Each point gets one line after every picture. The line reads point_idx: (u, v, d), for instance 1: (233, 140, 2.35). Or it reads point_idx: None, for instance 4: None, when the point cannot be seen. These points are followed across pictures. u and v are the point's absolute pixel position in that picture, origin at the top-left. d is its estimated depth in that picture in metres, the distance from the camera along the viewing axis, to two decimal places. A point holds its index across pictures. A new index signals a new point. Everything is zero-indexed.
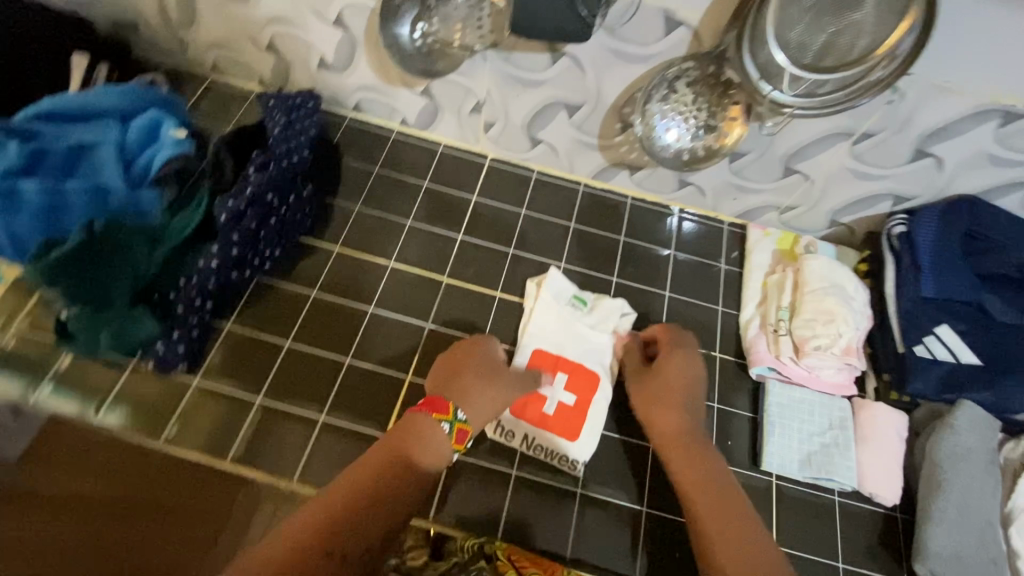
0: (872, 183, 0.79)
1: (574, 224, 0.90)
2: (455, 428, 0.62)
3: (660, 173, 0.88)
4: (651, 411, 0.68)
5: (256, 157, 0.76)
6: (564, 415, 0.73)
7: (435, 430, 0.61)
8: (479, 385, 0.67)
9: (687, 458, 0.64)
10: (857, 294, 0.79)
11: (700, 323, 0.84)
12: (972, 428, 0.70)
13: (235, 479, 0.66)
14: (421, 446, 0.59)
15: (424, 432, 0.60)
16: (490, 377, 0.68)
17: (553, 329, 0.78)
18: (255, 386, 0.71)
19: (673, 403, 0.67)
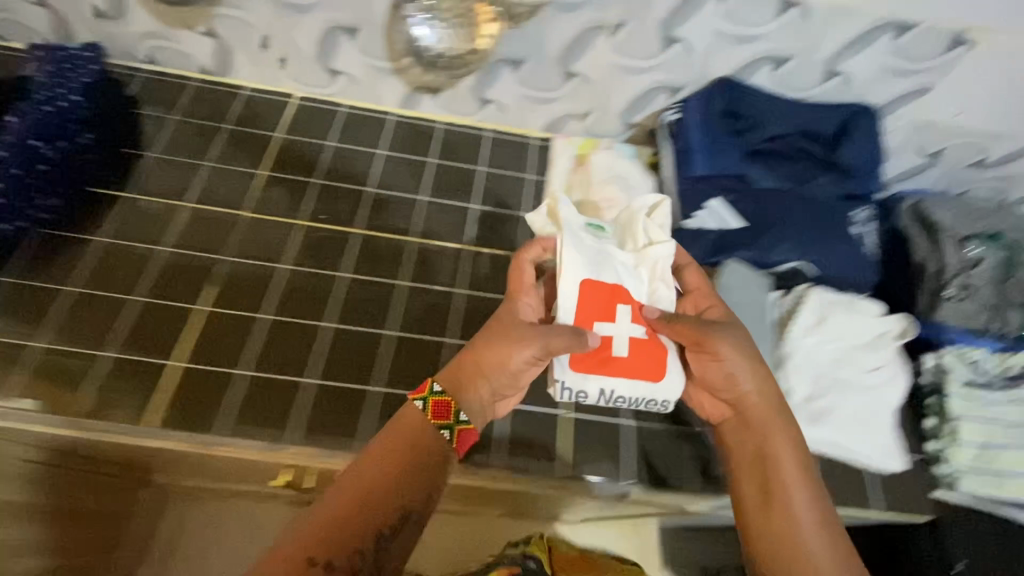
0: (642, 76, 0.84)
1: (383, 151, 0.92)
2: (429, 401, 0.59)
3: (460, 93, 0.91)
4: (717, 377, 0.65)
5: (22, 112, 0.76)
6: (640, 353, 0.64)
7: (410, 407, 0.59)
8: (500, 346, 0.61)
9: (772, 428, 0.63)
10: (641, 183, 0.86)
11: (506, 229, 0.88)
12: (738, 283, 0.77)
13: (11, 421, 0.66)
14: (423, 450, 0.57)
15: (415, 428, 0.58)
16: (504, 329, 0.62)
17: (596, 259, 0.66)
18: (143, 348, 0.71)
19: (765, 383, 0.65)
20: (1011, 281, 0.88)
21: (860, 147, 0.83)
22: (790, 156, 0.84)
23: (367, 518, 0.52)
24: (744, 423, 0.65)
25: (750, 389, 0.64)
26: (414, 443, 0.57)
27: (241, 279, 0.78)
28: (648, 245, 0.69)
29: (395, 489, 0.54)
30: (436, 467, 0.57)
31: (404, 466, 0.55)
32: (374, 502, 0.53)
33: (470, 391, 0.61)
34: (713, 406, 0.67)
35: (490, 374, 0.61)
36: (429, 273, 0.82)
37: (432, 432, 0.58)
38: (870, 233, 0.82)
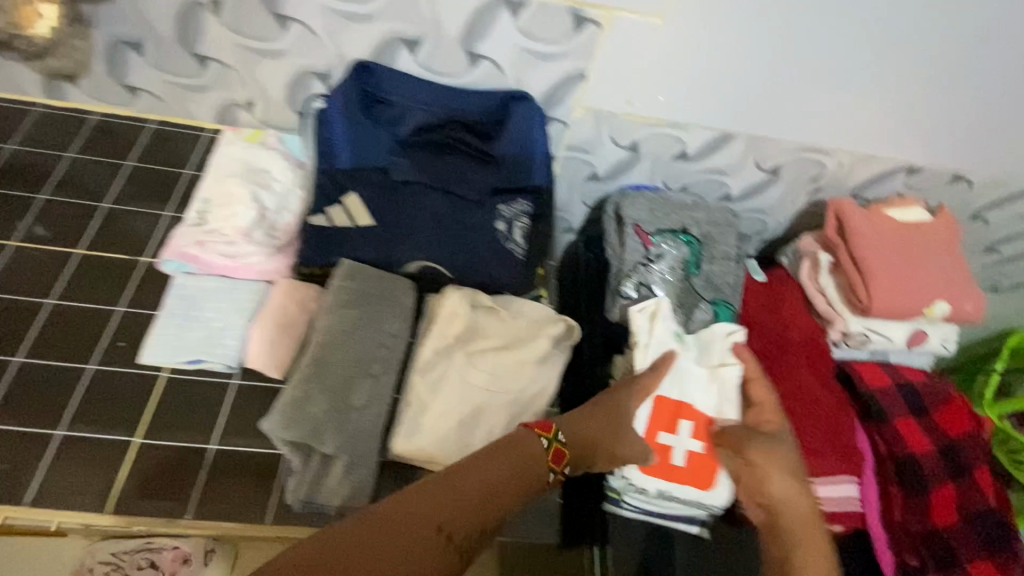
0: (277, 61, 0.77)
1: (10, 145, 0.83)
2: (553, 447, 0.59)
3: (100, 80, 0.82)
4: (760, 476, 0.69)
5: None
6: (695, 464, 0.72)
7: (535, 441, 0.59)
8: (596, 425, 0.64)
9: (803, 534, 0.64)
10: (282, 175, 0.79)
11: (137, 230, 0.79)
12: (354, 282, 0.70)
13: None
14: (530, 464, 0.57)
15: (524, 441, 0.58)
16: (609, 411, 0.66)
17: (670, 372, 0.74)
18: None
19: (789, 472, 0.69)
20: (692, 279, 0.83)
21: (514, 137, 0.77)
22: (443, 147, 0.78)
23: (479, 502, 0.52)
24: (783, 524, 0.66)
25: (787, 489, 0.67)
26: (512, 447, 0.57)
27: None
28: (721, 365, 0.76)
29: (475, 503, 0.52)
30: (534, 478, 0.57)
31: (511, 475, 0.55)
32: (474, 509, 0.52)
33: (577, 440, 0.63)
34: (782, 487, 0.68)
35: (577, 429, 0.63)
36: (21, 278, 0.73)
37: (538, 458, 0.58)
38: (517, 230, 0.77)
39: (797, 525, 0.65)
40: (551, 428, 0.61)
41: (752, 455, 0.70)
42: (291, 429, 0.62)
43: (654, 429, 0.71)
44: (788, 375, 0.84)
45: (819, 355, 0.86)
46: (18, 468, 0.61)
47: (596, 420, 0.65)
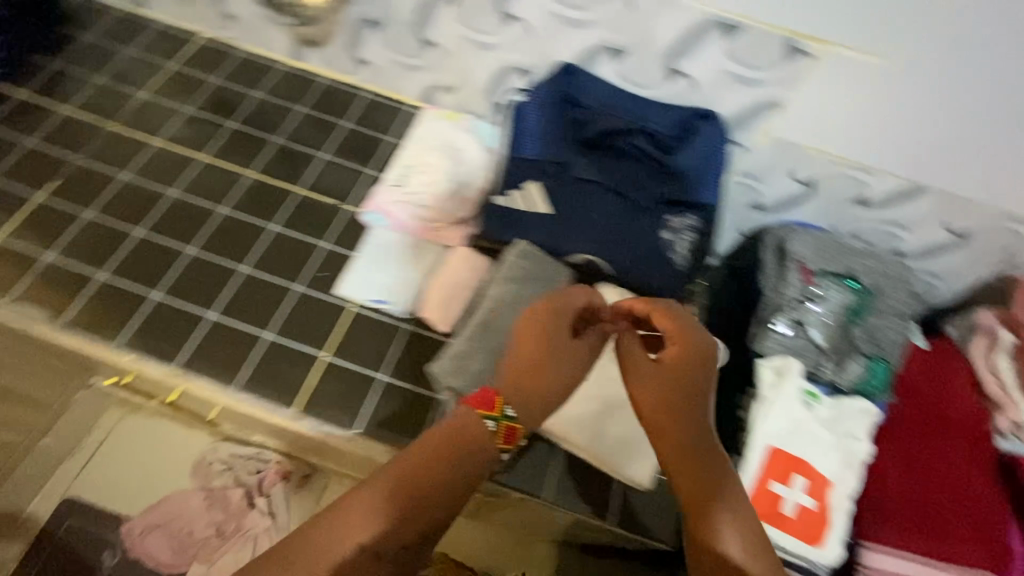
0: (489, 54, 0.86)
1: (256, 92, 0.98)
2: (502, 427, 0.61)
3: (336, 51, 0.96)
4: (660, 427, 0.63)
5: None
6: (806, 518, 0.72)
7: (480, 427, 0.60)
8: (575, 371, 0.65)
9: (704, 499, 0.60)
10: (474, 155, 0.88)
11: (344, 181, 0.91)
12: (525, 261, 0.75)
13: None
14: (473, 454, 0.59)
15: (465, 422, 0.60)
16: (556, 355, 0.64)
17: (791, 427, 0.75)
18: (22, 237, 0.80)
19: (684, 434, 0.62)
20: (853, 327, 0.80)
21: (695, 153, 0.80)
22: (624, 150, 0.81)
23: (427, 491, 0.57)
24: (699, 499, 0.60)
25: (687, 441, 0.62)
26: (453, 436, 0.59)
27: (77, 177, 0.85)
28: (849, 436, 0.76)
29: (431, 502, 0.57)
30: (485, 460, 0.60)
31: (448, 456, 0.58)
32: (415, 501, 0.57)
33: (540, 404, 0.63)
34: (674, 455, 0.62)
35: (549, 391, 0.64)
36: (251, 204, 0.86)
37: (481, 424, 0.61)
38: (682, 243, 0.78)
39: (713, 495, 0.60)
40: (499, 407, 0.62)
41: (645, 389, 0.64)
42: (456, 379, 0.69)
43: (766, 477, 0.73)
44: (939, 449, 0.78)
45: (983, 437, 0.79)
46: (237, 357, 0.74)
47: (529, 362, 0.63)
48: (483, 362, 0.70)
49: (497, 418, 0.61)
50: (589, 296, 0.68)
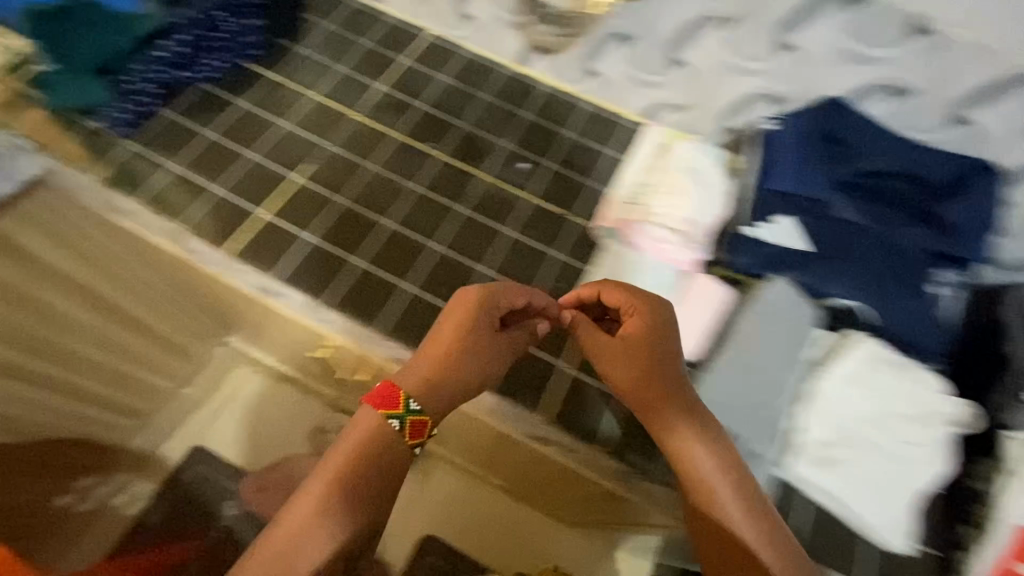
0: (744, 79, 0.86)
1: (483, 94, 0.99)
2: (409, 422, 0.61)
3: (569, 59, 0.97)
4: (620, 376, 0.66)
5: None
6: None
7: (387, 426, 0.60)
8: (456, 368, 0.63)
9: (673, 419, 0.64)
10: (714, 182, 0.85)
11: (572, 192, 0.91)
12: (779, 301, 0.74)
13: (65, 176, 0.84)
14: (386, 446, 0.60)
15: (371, 425, 0.60)
16: (488, 351, 0.65)
17: None
18: (294, 220, 0.87)
19: (632, 356, 0.66)
20: None
21: (971, 206, 0.77)
22: (883, 193, 0.79)
23: (360, 494, 0.59)
24: (644, 406, 0.66)
25: (657, 392, 0.65)
26: (369, 433, 0.60)
27: (328, 164, 0.91)
28: None
29: (351, 482, 0.59)
30: (395, 454, 0.61)
31: (365, 455, 0.59)
32: (351, 489, 0.59)
33: (449, 398, 0.62)
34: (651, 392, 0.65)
35: (450, 386, 0.62)
36: (490, 208, 0.90)
37: (384, 423, 0.60)
38: (951, 298, 0.78)
39: (672, 423, 0.64)
40: (401, 402, 0.61)
41: (622, 369, 0.66)
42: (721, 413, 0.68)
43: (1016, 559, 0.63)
44: None
45: None
46: None
47: (426, 350, 0.63)
48: (742, 399, 0.70)
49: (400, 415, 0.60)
50: (528, 293, 0.68)
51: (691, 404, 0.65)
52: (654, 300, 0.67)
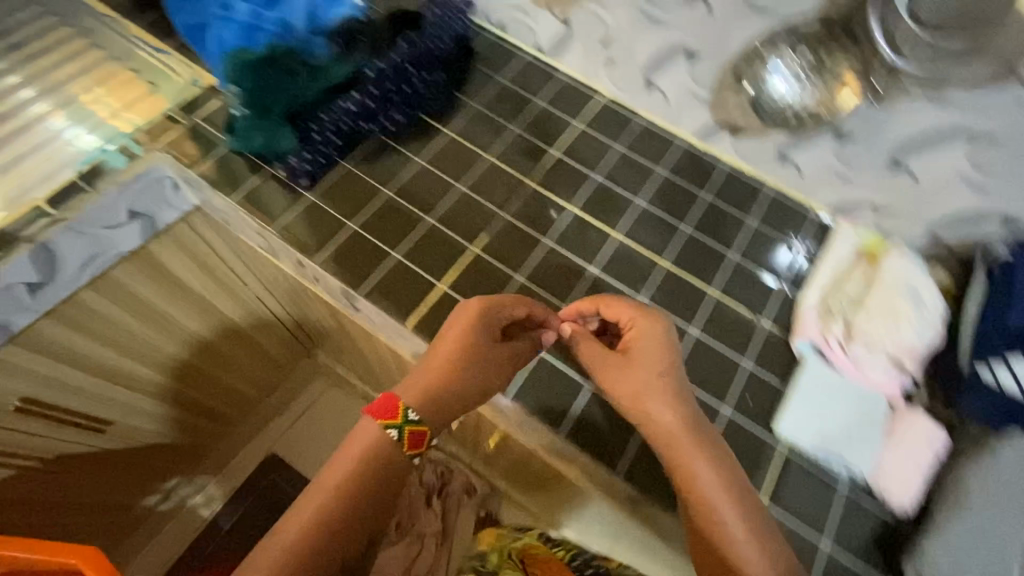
0: (979, 198, 0.76)
1: (661, 171, 0.94)
2: (404, 432, 0.68)
3: (763, 143, 0.89)
4: (634, 402, 0.67)
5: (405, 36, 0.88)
6: None
7: (384, 435, 0.68)
8: (444, 385, 0.70)
9: (686, 448, 0.65)
10: (933, 304, 0.75)
11: (760, 291, 0.84)
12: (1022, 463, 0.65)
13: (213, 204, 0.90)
14: (386, 458, 0.68)
15: (380, 443, 0.68)
16: (480, 362, 0.71)
17: None
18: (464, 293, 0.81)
19: (639, 376, 0.68)
20: None
21: None
22: None
23: (358, 500, 0.67)
24: (666, 442, 0.66)
25: (670, 423, 0.66)
26: (370, 448, 0.68)
27: (509, 237, 0.86)
28: None
29: (357, 499, 0.67)
30: (397, 461, 0.69)
31: (367, 471, 0.67)
32: (352, 505, 0.66)
33: (439, 414, 0.70)
34: (668, 415, 0.66)
35: (445, 394, 0.69)
36: (670, 300, 0.83)
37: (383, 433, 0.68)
38: None
39: (683, 444, 0.65)
40: (400, 412, 0.68)
41: (625, 382, 0.68)
42: None
43: None
44: None
45: None
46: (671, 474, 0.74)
47: (413, 373, 0.71)
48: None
49: (399, 424, 0.68)
50: (528, 304, 0.75)
51: (696, 433, 0.66)
52: (652, 313, 0.72)
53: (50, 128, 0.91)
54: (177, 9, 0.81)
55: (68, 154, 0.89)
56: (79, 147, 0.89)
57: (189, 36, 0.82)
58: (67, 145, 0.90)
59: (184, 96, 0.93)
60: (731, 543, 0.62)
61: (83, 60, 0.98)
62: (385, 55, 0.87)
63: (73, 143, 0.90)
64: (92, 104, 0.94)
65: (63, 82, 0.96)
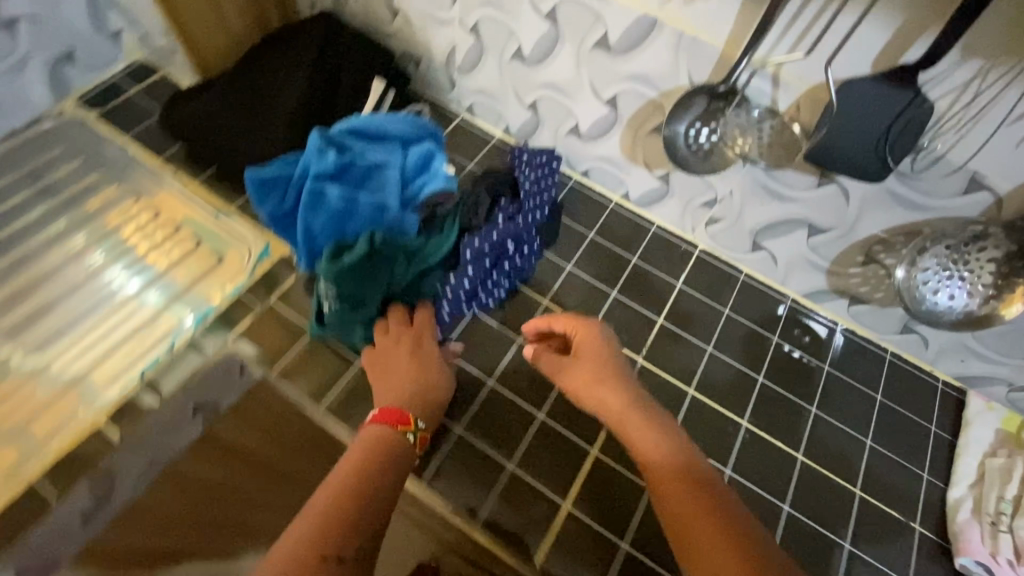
0: None
1: (775, 338, 0.88)
2: (419, 436, 0.64)
3: (884, 313, 0.84)
4: (599, 397, 0.66)
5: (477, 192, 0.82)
6: None
7: (399, 437, 0.62)
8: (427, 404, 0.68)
9: (634, 425, 0.62)
10: None
11: (899, 483, 0.79)
12: None
13: (277, 402, 0.76)
14: (395, 457, 0.60)
15: (381, 436, 0.61)
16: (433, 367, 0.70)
17: None
18: (591, 514, 0.71)
19: (585, 371, 0.67)
20: None
21: None
22: None
23: (360, 500, 0.54)
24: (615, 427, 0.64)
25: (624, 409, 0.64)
26: (378, 445, 0.60)
27: None
28: None
29: (367, 494, 0.55)
30: (404, 462, 0.61)
31: (372, 467, 0.57)
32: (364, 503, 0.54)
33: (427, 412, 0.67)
34: (612, 400, 0.65)
35: (427, 396, 0.68)
36: (816, 506, 0.76)
37: (393, 434, 0.61)
38: None
39: (629, 427, 0.63)
40: (413, 419, 0.64)
41: (574, 381, 0.68)
42: None
43: None
44: None
45: None
46: None
47: (383, 379, 0.68)
48: None
49: (415, 429, 0.63)
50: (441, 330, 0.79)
51: (665, 427, 0.62)
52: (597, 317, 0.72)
53: (116, 308, 0.84)
54: (260, 197, 0.73)
55: (138, 341, 0.81)
56: (154, 330, 0.82)
57: (273, 224, 0.74)
58: (140, 327, 0.82)
59: (253, 273, 0.84)
60: (712, 521, 0.53)
61: (145, 222, 0.90)
62: (479, 230, 0.79)
63: (142, 324, 0.83)
64: (159, 274, 0.86)
65: (127, 250, 0.88)
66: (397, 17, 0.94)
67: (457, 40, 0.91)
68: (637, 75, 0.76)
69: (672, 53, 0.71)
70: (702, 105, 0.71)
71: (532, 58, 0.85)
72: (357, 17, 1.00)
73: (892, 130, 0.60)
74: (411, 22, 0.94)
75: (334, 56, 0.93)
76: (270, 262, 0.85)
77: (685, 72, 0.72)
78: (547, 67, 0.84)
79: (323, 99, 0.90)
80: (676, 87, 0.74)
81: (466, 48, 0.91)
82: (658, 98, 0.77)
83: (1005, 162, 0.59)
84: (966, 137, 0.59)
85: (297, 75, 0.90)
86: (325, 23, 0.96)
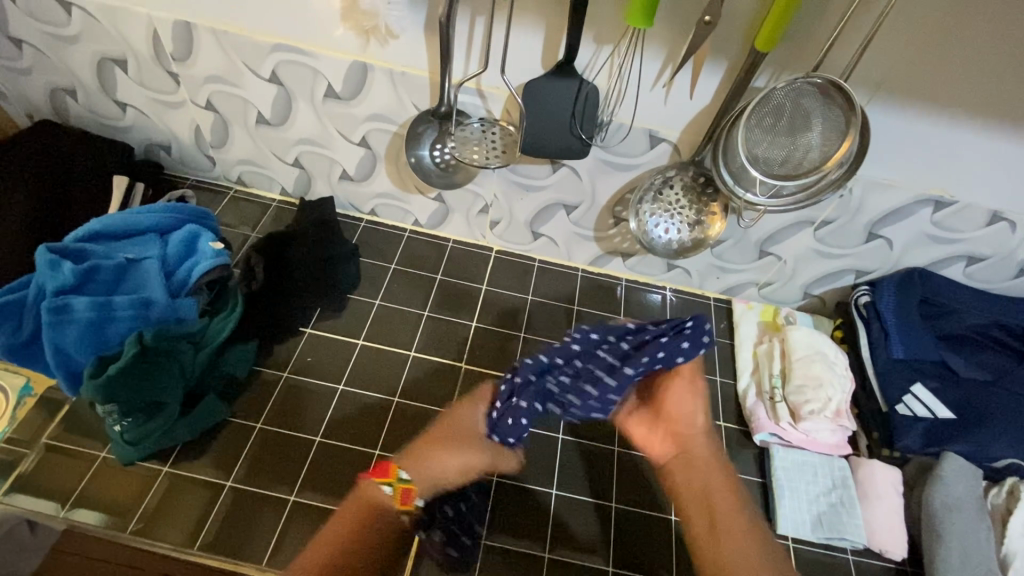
0: (835, 260, 0.90)
1: (577, 307, 0.98)
2: (398, 488, 0.61)
3: (649, 259, 0.98)
4: (679, 409, 0.69)
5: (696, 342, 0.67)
6: None
7: (378, 492, 0.60)
8: (443, 460, 0.65)
9: (710, 464, 0.66)
10: (839, 358, 0.88)
11: None
12: (960, 478, 0.75)
13: (85, 550, 0.67)
14: (380, 528, 0.59)
15: (364, 496, 0.60)
16: (452, 453, 0.66)
17: None
18: None
19: (697, 400, 0.69)
20: None
21: None
22: (984, 346, 0.86)
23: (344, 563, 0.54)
24: (684, 452, 0.67)
25: (701, 429, 0.68)
26: (369, 510, 0.59)
27: None
28: None
29: (356, 565, 0.55)
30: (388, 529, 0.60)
31: (356, 539, 0.57)
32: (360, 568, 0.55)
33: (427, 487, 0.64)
34: (694, 434, 0.68)
35: (436, 490, 0.65)
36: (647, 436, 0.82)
37: (378, 488, 0.61)
38: None
39: (696, 457, 0.66)
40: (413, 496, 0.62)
41: (680, 403, 0.69)
42: None
43: None
44: None
45: None
46: None
47: (434, 472, 0.65)
48: None
49: (394, 482, 0.61)
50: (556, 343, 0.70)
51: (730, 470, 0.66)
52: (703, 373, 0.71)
53: None
54: None
55: None
56: None
57: (18, 356, 0.69)
58: None
59: (15, 415, 0.74)
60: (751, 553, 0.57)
61: None
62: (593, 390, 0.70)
63: None
64: None
65: None
66: (127, 110, 0.91)
67: (199, 118, 0.90)
68: (374, 114, 0.82)
69: (391, 88, 0.78)
70: (435, 128, 0.80)
71: (276, 120, 0.87)
72: (85, 121, 0.94)
73: (575, 109, 0.72)
74: (145, 112, 0.91)
75: (65, 165, 0.88)
76: (36, 398, 0.76)
77: (410, 102, 0.79)
78: (293, 124, 0.87)
79: (66, 216, 0.86)
80: (409, 116, 0.81)
81: (209, 123, 0.90)
82: (400, 130, 0.83)
83: (662, 117, 0.73)
84: (626, 104, 0.73)
85: (19, 195, 0.84)
86: (48, 132, 0.91)
